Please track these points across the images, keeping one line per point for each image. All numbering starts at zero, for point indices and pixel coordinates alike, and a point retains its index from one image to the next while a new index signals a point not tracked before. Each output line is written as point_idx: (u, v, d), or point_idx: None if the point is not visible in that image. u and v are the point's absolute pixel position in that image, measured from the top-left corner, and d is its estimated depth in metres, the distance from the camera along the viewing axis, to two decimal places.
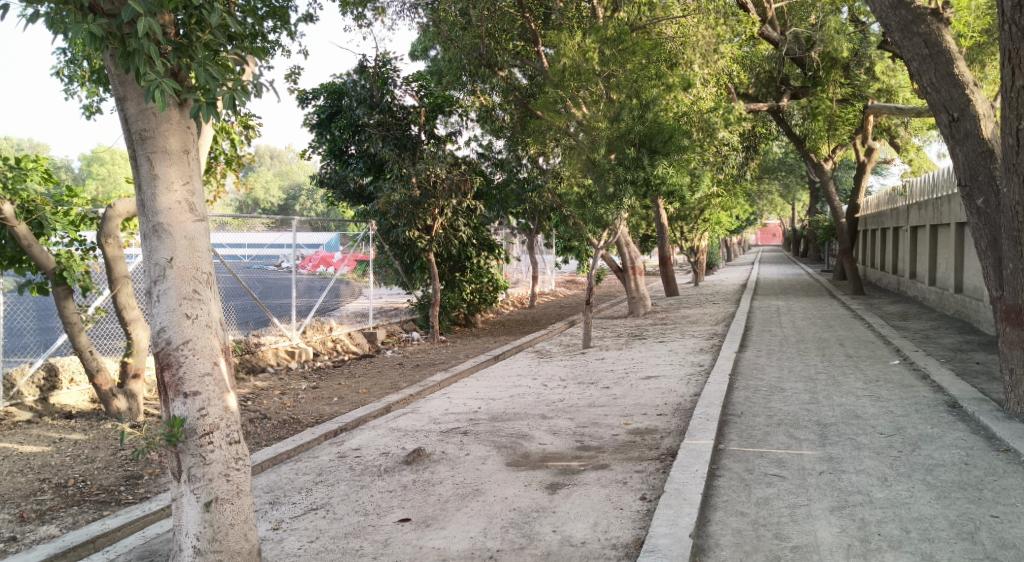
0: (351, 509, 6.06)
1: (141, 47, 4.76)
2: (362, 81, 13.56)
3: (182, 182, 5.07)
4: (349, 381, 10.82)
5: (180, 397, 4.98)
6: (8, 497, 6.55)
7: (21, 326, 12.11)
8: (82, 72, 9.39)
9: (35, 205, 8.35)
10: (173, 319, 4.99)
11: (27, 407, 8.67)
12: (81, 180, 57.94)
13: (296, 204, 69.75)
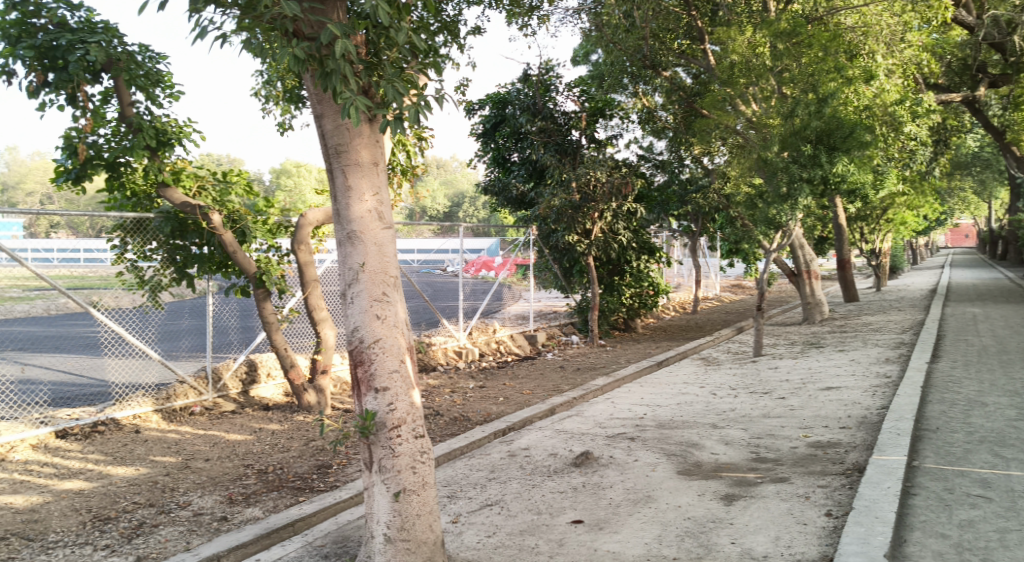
0: (524, 508, 6.20)
1: (337, 67, 5.09)
2: (526, 89, 13.90)
3: (372, 192, 5.37)
4: (513, 381, 11.06)
5: (372, 392, 5.29)
6: (218, 480, 7.18)
7: (226, 325, 13.25)
8: (277, 92, 10.12)
9: (239, 215, 9.08)
10: (365, 320, 5.31)
11: (232, 398, 9.42)
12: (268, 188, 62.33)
13: (461, 211, 71.71)
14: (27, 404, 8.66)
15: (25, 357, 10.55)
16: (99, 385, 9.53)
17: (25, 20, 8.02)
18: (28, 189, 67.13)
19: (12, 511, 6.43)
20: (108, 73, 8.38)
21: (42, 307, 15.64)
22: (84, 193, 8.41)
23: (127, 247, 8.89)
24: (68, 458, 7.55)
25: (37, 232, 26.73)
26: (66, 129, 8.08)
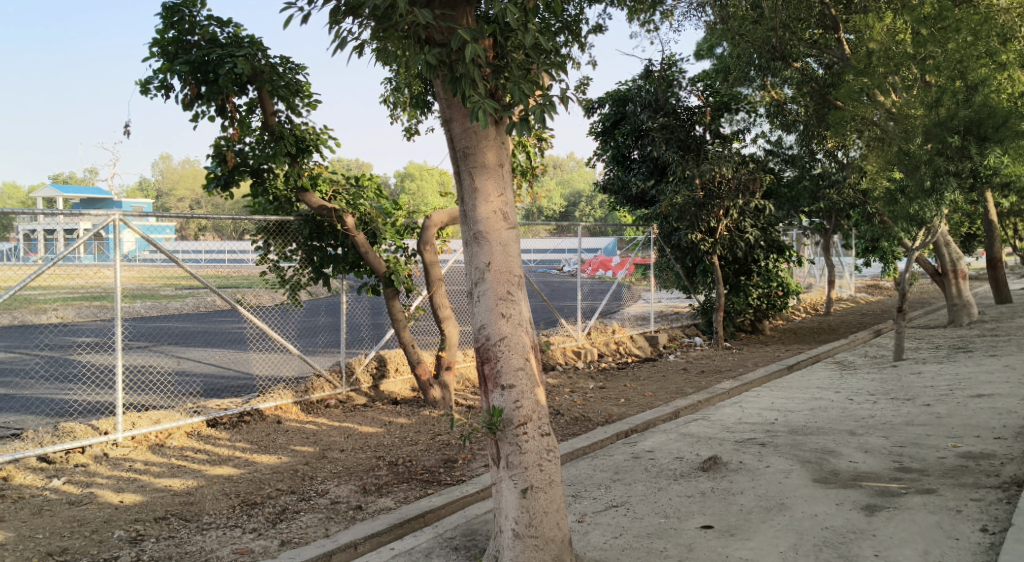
0: (651, 510, 6.14)
1: (467, 71, 5.18)
2: (647, 85, 13.70)
3: (498, 193, 5.44)
4: (635, 383, 10.96)
5: (498, 388, 5.36)
6: (352, 470, 7.43)
7: (357, 322, 13.73)
8: (404, 99, 10.33)
9: (370, 217, 9.33)
10: (491, 318, 5.38)
11: (363, 392, 9.71)
12: (394, 191, 64.15)
13: (580, 210, 71.58)
14: (182, 394, 9.24)
15: (178, 350, 11.24)
16: (245, 377, 10.05)
17: (180, 37, 8.62)
18: (177, 194, 71.43)
19: (170, 493, 6.87)
20: (254, 85, 8.85)
21: (191, 303, 16.65)
22: (232, 198, 8.88)
23: (269, 249, 9.36)
24: (218, 445, 8.00)
25: (187, 236, 28.45)
26: (216, 139, 8.55)
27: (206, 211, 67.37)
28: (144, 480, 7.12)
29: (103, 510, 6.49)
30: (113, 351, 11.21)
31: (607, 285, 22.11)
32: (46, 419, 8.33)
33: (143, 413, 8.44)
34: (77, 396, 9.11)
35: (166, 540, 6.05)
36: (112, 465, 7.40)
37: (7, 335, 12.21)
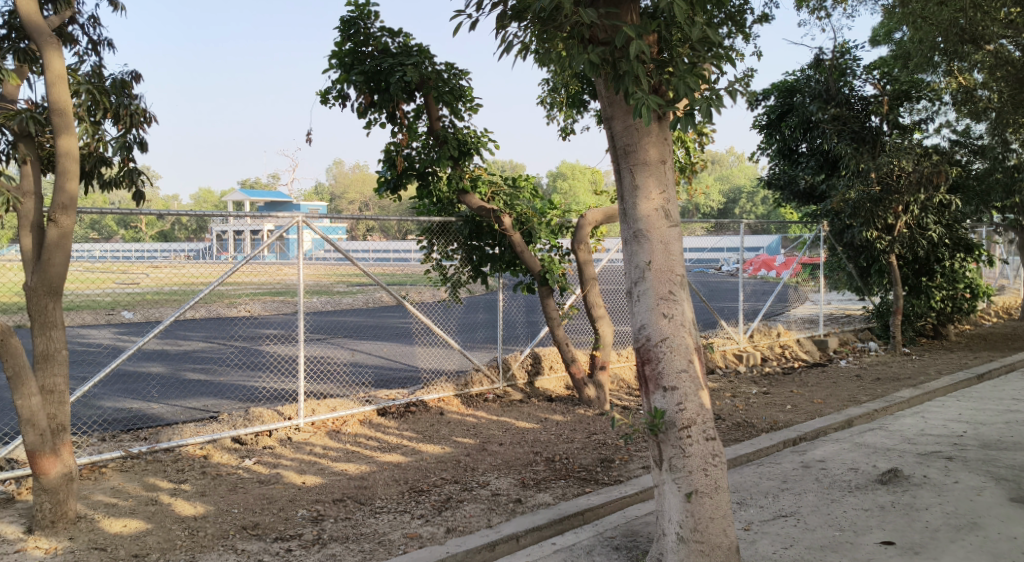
0: (824, 522, 5.92)
1: (630, 68, 5.15)
2: (817, 75, 13.18)
3: (659, 191, 5.40)
4: (802, 389, 10.57)
5: (660, 390, 5.31)
6: (511, 465, 7.55)
7: (514, 320, 13.95)
8: (561, 98, 10.11)
9: (526, 217, 9.37)
10: (651, 318, 5.34)
11: (519, 389, 9.83)
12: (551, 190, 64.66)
13: (740, 207, 69.62)
14: (355, 384, 9.71)
15: (351, 342, 11.81)
16: (410, 369, 10.42)
17: (356, 48, 9.08)
18: (348, 196, 74.89)
19: (346, 477, 7.26)
20: (421, 92, 9.17)
21: (361, 297, 17.46)
22: (400, 201, 9.33)
23: (433, 248, 9.68)
24: (388, 433, 8.36)
25: (358, 235, 29.92)
26: (386, 145, 8.92)
27: (374, 212, 70.25)
28: (323, 464, 7.57)
29: (287, 490, 6.94)
30: (295, 342, 11.93)
31: (770, 285, 21.39)
32: (237, 403, 8.99)
33: (320, 402, 8.97)
34: (265, 383, 9.77)
35: (343, 521, 6.39)
36: (295, 448, 7.91)
37: (205, 326, 13.29)
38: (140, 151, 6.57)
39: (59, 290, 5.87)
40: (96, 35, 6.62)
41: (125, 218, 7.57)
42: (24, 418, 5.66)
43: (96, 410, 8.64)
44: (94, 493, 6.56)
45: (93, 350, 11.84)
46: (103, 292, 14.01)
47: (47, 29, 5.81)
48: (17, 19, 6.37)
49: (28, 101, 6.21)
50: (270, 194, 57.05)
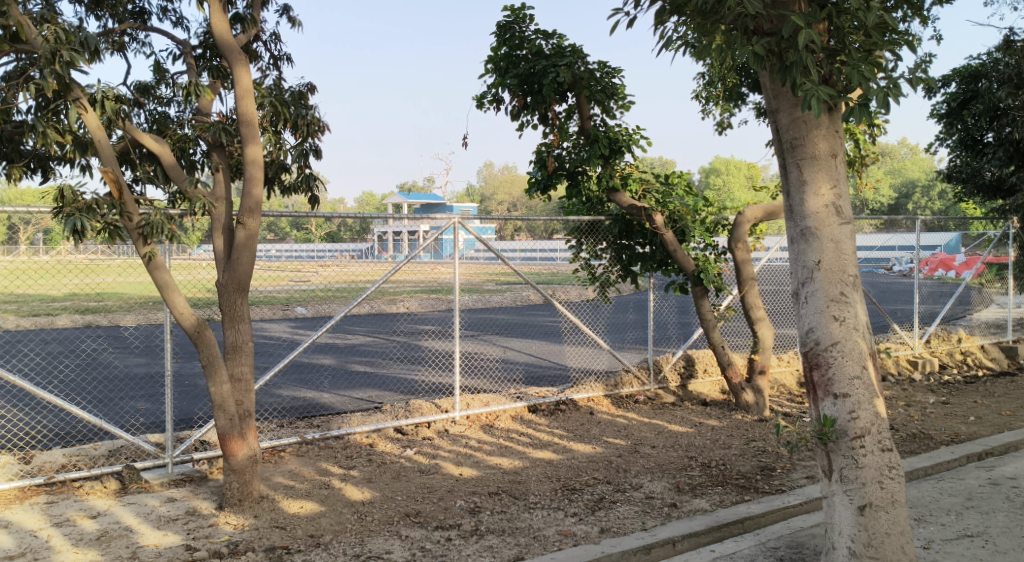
0: (1017, 546, 5.57)
1: (798, 58, 5.00)
2: (1007, 58, 12.32)
3: (829, 186, 5.23)
4: (987, 400, 9.94)
5: (830, 397, 5.16)
6: (666, 468, 7.49)
7: (667, 320, 13.81)
8: (717, 92, 9.77)
9: (679, 215, 9.03)
10: (821, 321, 5.18)
11: (671, 391, 9.70)
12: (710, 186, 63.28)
13: (911, 205, 65.82)
14: (508, 380, 9.93)
15: (503, 340, 12.06)
16: (559, 368, 10.51)
17: (511, 52, 9.28)
18: (498, 197, 76.08)
19: (500, 471, 7.43)
20: (573, 92, 9.24)
21: (514, 296, 17.73)
22: (550, 201, 9.46)
23: (581, 247, 9.71)
24: (539, 430, 8.49)
25: (519, 235, 30.49)
26: (537, 145, 9.06)
27: (523, 212, 71.00)
28: (478, 457, 7.78)
29: (447, 480, 7.18)
30: (452, 338, 12.31)
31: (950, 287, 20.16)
32: (399, 396, 9.40)
33: (475, 396, 9.25)
34: (423, 376, 10.15)
35: (499, 514, 6.55)
36: (452, 440, 8.17)
37: (366, 322, 13.89)
38: (316, 158, 6.98)
39: (247, 287, 6.34)
40: (276, 50, 7.09)
41: (299, 220, 8.06)
42: (216, 403, 6.25)
43: (274, 398, 9.29)
44: (274, 476, 7.04)
45: (270, 342, 12.66)
46: (278, 289, 14.94)
47: (237, 46, 6.28)
48: (212, 38, 6.93)
49: (220, 113, 6.75)
50: (424, 194, 58.81)
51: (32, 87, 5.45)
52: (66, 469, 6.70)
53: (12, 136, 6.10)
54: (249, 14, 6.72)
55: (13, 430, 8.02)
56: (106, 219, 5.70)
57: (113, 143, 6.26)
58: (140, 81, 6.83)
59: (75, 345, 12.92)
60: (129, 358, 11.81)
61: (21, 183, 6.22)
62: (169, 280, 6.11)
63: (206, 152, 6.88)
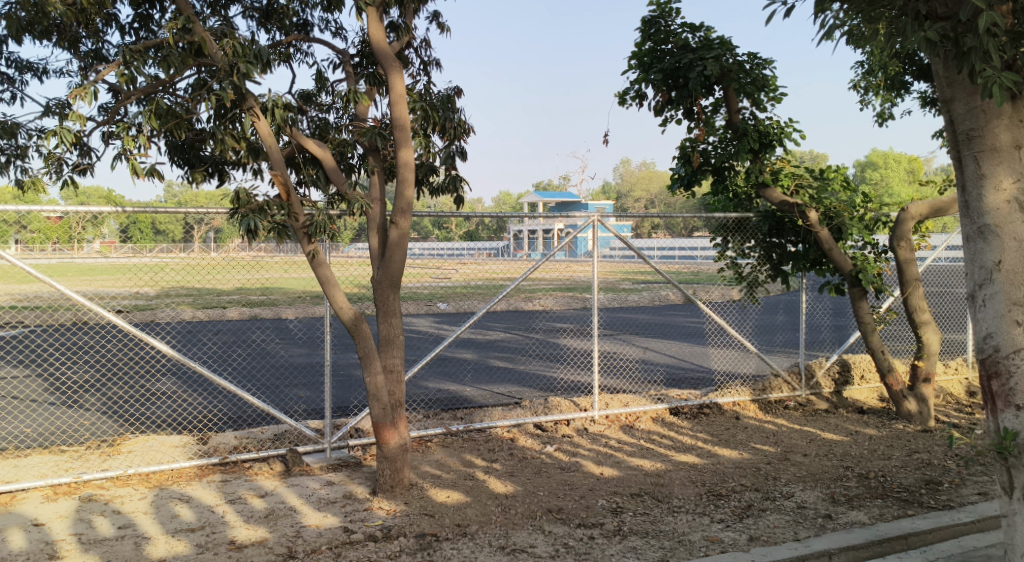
0: None
1: (979, 44, 4.64)
2: None
3: (1012, 180, 4.83)
4: None
5: (1012, 408, 4.78)
6: (819, 477, 7.16)
7: (819, 323, 13.25)
8: (877, 81, 9.28)
9: (836, 211, 8.61)
10: (1002, 326, 4.80)
11: (824, 397, 9.28)
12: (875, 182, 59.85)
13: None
14: (648, 381, 9.77)
15: (642, 340, 11.88)
16: (704, 370, 10.25)
17: (656, 47, 9.11)
18: (635, 194, 75.11)
19: (642, 473, 7.28)
20: (721, 85, 8.92)
21: (657, 294, 17.43)
22: (694, 198, 9.14)
23: (727, 246, 9.34)
24: (681, 433, 8.28)
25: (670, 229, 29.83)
26: (681, 140, 8.79)
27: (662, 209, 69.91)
28: (619, 457, 7.66)
29: (588, 478, 7.10)
30: (593, 336, 12.23)
31: None
32: (538, 392, 9.41)
33: (614, 395, 9.16)
34: (563, 374, 10.12)
35: (642, 515, 6.42)
36: (592, 439, 8.09)
37: (507, 319, 13.97)
38: (463, 160, 7.03)
39: (400, 283, 6.49)
40: (426, 56, 7.15)
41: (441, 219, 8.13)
42: (371, 393, 6.44)
43: (419, 390, 9.51)
44: (422, 465, 7.23)
45: (415, 337, 12.96)
46: (422, 285, 15.28)
47: (392, 53, 6.43)
48: (368, 46, 7.11)
49: (375, 118, 6.89)
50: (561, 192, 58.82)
51: (212, 97, 5.87)
52: (238, 451, 7.09)
53: (192, 144, 6.56)
54: (402, 22, 6.85)
55: (191, 413, 8.54)
56: (276, 220, 6.07)
57: (281, 148, 6.67)
58: (303, 89, 7.12)
59: (244, 335, 13.66)
60: (289, 347, 12.36)
61: (201, 186, 6.73)
62: (330, 275, 6.46)
63: (363, 156, 7.07)
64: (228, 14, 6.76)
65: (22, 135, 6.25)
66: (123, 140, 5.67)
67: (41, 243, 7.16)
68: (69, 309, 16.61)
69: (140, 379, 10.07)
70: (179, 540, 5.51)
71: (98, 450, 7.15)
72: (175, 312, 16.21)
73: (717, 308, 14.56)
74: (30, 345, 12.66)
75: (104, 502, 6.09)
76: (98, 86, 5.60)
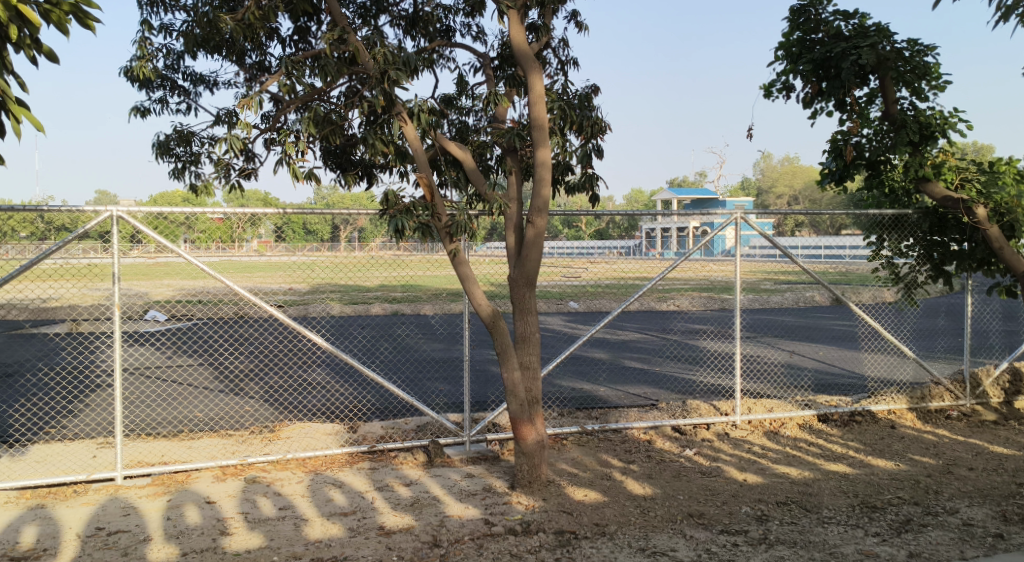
0: None
1: None
2: None
3: None
4: None
5: None
6: (987, 494, 6.62)
7: (987, 329, 12.38)
8: None
9: (1010, 207, 7.93)
10: None
11: (993, 408, 8.65)
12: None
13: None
14: (793, 386, 9.34)
15: (786, 343, 11.41)
16: (855, 376, 9.73)
17: (805, 37, 8.65)
18: (774, 191, 72.74)
19: (789, 481, 6.93)
20: (876, 74, 8.40)
21: (803, 295, 16.76)
22: (846, 192, 8.70)
23: (883, 244, 8.83)
24: (831, 441, 7.86)
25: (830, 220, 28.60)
26: (833, 133, 8.33)
27: (806, 207, 67.31)
28: (764, 464, 7.33)
29: (730, 484, 6.82)
30: (734, 339, 11.84)
31: None
32: (676, 395, 9.15)
33: (757, 400, 8.81)
34: (703, 377, 9.82)
35: (789, 525, 6.10)
36: (734, 444, 7.79)
37: (644, 319, 13.74)
38: (599, 158, 6.74)
39: (535, 281, 6.41)
40: (564, 55, 6.96)
41: (571, 217, 7.94)
42: (508, 389, 6.40)
43: (554, 388, 9.45)
44: (558, 462, 7.15)
45: (551, 336, 12.92)
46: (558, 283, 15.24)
47: (533, 54, 6.36)
48: (508, 49, 7.04)
49: (513, 119, 6.80)
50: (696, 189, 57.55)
51: (364, 103, 6.02)
52: (384, 440, 7.24)
53: (344, 149, 6.81)
54: (542, 22, 6.70)
55: (342, 402, 8.80)
56: (420, 220, 6.13)
57: (425, 151, 6.72)
58: (445, 93, 7.16)
59: (390, 329, 14.00)
60: (430, 342, 12.56)
61: (352, 189, 6.91)
62: (469, 272, 6.47)
63: (501, 157, 7.03)
64: (378, 24, 6.89)
65: (196, 142, 6.62)
66: (285, 147, 5.95)
67: None
68: (229, 303, 17.57)
69: (296, 369, 10.47)
70: (333, 523, 5.63)
71: (259, 435, 7.47)
72: (324, 307, 16.84)
73: (871, 311, 13.84)
74: (198, 337, 13.44)
75: (266, 483, 6.31)
76: (263, 96, 5.86)
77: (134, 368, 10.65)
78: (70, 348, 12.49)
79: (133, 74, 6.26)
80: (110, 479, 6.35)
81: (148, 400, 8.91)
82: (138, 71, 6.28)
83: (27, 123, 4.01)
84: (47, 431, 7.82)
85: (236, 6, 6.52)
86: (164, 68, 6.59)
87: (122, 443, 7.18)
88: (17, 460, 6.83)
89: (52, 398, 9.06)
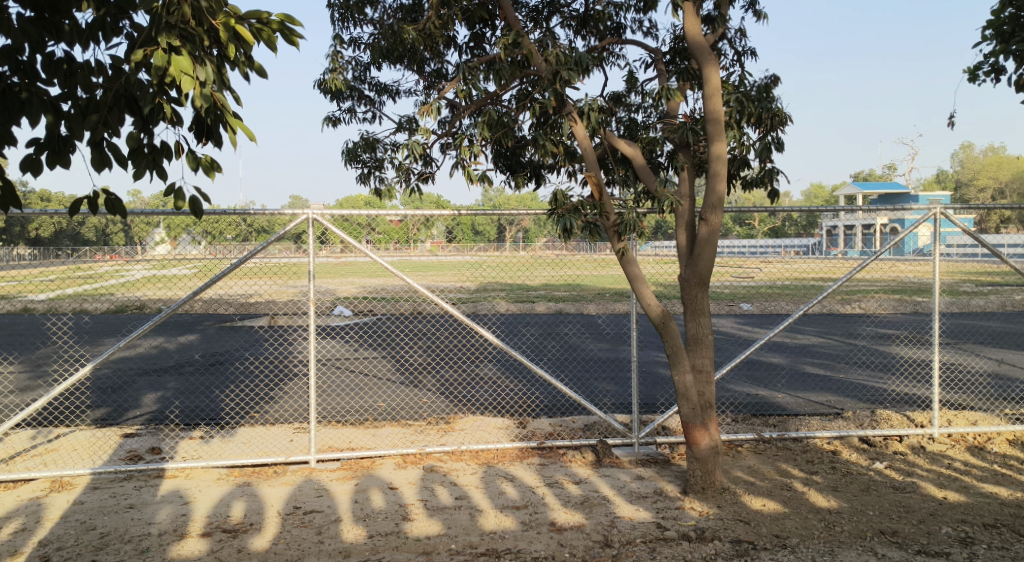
0: None
1: None
2: None
3: None
4: None
5: None
6: None
7: None
8: None
9: None
10: None
11: None
12: None
13: None
14: (1001, 398, 8.49)
15: (991, 351, 10.43)
16: None
17: None
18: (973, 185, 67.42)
19: (998, 502, 6.22)
20: None
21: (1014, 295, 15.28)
22: None
23: None
24: None
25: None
26: None
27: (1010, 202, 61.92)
28: (967, 481, 6.64)
29: (928, 502, 6.21)
30: (930, 346, 10.93)
31: None
32: (863, 404, 8.52)
33: (958, 413, 8.06)
34: (895, 386, 9.10)
35: (1000, 550, 5.46)
36: (932, 458, 7.13)
37: (827, 323, 13.01)
38: (779, 152, 6.22)
39: (708, 282, 6.09)
40: (741, 46, 6.55)
41: (743, 215, 7.28)
42: (679, 392, 6.15)
43: (728, 393, 9.04)
44: (733, 470, 6.79)
45: (724, 340, 12.45)
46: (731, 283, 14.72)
47: (708, 46, 6.01)
48: (681, 42, 6.76)
49: (686, 114, 6.46)
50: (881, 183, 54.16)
51: (535, 105, 5.91)
52: (553, 437, 7.14)
53: (514, 150, 6.76)
54: (717, 14, 6.35)
55: (513, 399, 8.78)
56: (588, 220, 6.00)
57: (594, 149, 6.56)
58: (614, 91, 6.96)
59: (558, 328, 13.95)
60: (597, 341, 12.41)
61: (522, 190, 6.87)
62: (638, 272, 6.23)
63: (671, 154, 6.69)
64: (550, 26, 6.81)
65: (381, 148, 6.80)
66: (460, 151, 5.97)
67: (386, 244, 7.52)
68: (408, 298, 18.20)
69: (468, 364, 10.59)
70: (506, 516, 5.57)
71: (436, 426, 7.57)
72: (494, 305, 17.11)
73: None
74: (381, 331, 13.92)
75: (443, 473, 6.35)
76: (442, 101, 5.92)
77: (326, 358, 11.15)
78: (270, 340, 13.27)
79: (327, 86, 6.53)
80: (305, 461, 6.58)
81: (337, 389, 9.27)
82: (331, 82, 6.54)
83: (242, 134, 4.08)
84: (252, 415, 8.27)
85: (418, 15, 6.66)
86: (352, 80, 6.81)
87: (315, 428, 7.46)
88: (226, 441, 7.24)
89: (254, 386, 9.60)
